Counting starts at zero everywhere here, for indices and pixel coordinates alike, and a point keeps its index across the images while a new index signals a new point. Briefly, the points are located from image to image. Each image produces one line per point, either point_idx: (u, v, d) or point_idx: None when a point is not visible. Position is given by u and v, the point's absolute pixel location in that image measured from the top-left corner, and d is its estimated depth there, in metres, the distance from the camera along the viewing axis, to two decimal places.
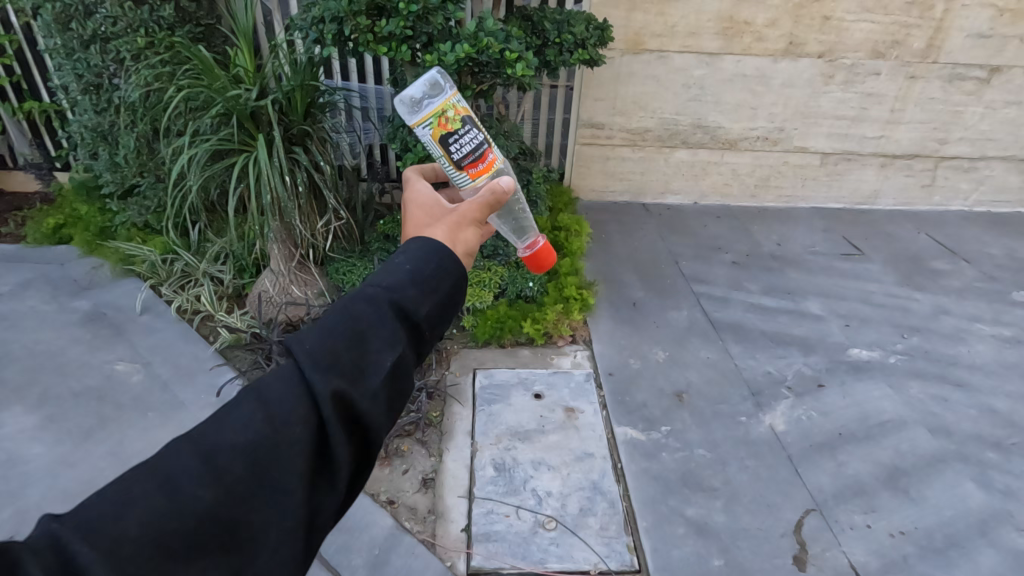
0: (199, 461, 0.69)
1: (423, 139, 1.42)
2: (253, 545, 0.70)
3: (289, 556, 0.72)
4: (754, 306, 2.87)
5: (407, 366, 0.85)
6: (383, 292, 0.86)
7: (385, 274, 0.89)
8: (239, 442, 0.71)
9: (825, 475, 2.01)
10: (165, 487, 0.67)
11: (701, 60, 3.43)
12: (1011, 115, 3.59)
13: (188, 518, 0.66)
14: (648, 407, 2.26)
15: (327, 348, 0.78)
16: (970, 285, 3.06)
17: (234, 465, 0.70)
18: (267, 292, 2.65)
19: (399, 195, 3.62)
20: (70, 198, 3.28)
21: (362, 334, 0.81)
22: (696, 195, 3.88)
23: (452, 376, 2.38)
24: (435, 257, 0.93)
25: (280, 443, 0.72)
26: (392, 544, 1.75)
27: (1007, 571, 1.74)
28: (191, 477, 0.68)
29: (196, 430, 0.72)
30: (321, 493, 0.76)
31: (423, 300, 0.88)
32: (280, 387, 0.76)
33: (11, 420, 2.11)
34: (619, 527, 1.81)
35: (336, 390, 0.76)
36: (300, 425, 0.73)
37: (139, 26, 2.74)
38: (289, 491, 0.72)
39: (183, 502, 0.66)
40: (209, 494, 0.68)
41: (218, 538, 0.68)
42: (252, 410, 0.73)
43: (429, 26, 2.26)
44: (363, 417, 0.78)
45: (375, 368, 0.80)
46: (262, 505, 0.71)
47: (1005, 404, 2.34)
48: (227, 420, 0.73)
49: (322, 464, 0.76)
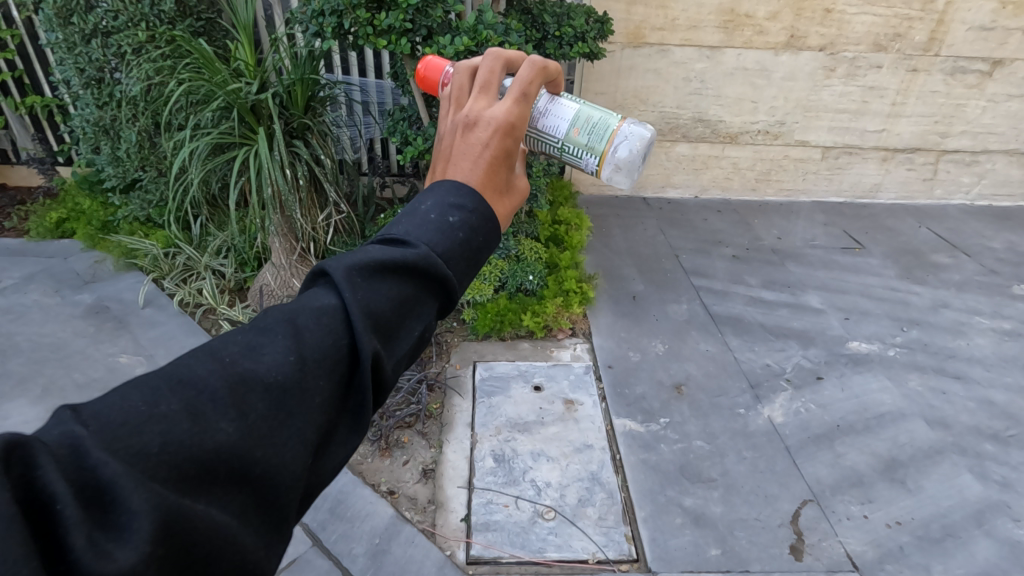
0: (226, 389, 0.63)
1: (583, 160, 1.37)
2: (264, 489, 0.63)
3: (290, 507, 0.66)
4: (754, 299, 2.88)
5: (427, 341, 0.84)
6: (440, 256, 0.82)
7: (440, 234, 0.83)
8: (272, 380, 0.65)
9: (822, 466, 2.02)
10: (191, 409, 0.60)
11: (701, 53, 3.43)
12: (1013, 108, 3.58)
13: (210, 445, 0.59)
14: (647, 399, 2.27)
15: (375, 305, 0.75)
16: (970, 279, 3.06)
17: (261, 403, 0.64)
18: (269, 285, 2.68)
19: (400, 189, 3.63)
20: (73, 193, 3.30)
21: (406, 298, 0.79)
22: (696, 189, 3.88)
23: (453, 368, 2.39)
24: (485, 228, 0.89)
25: (309, 390, 0.67)
26: (392, 534, 1.76)
27: (1003, 561, 1.76)
28: (217, 404, 0.61)
29: (226, 354, 0.66)
30: (331, 446, 0.72)
31: (463, 277, 0.86)
32: (319, 329, 0.70)
33: (15, 411, 2.13)
34: (618, 517, 1.82)
35: (376, 351, 0.72)
36: (331, 375, 0.69)
37: (140, 20, 2.76)
38: (308, 441, 0.67)
39: (207, 428, 0.60)
40: (232, 427, 0.61)
41: (231, 473, 0.60)
42: (288, 349, 0.68)
43: (429, 19, 2.27)
44: (383, 384, 0.77)
45: (406, 335, 0.79)
46: (282, 446, 0.64)
47: (1003, 396, 2.34)
48: (259, 353, 0.67)
49: (337, 421, 0.72)
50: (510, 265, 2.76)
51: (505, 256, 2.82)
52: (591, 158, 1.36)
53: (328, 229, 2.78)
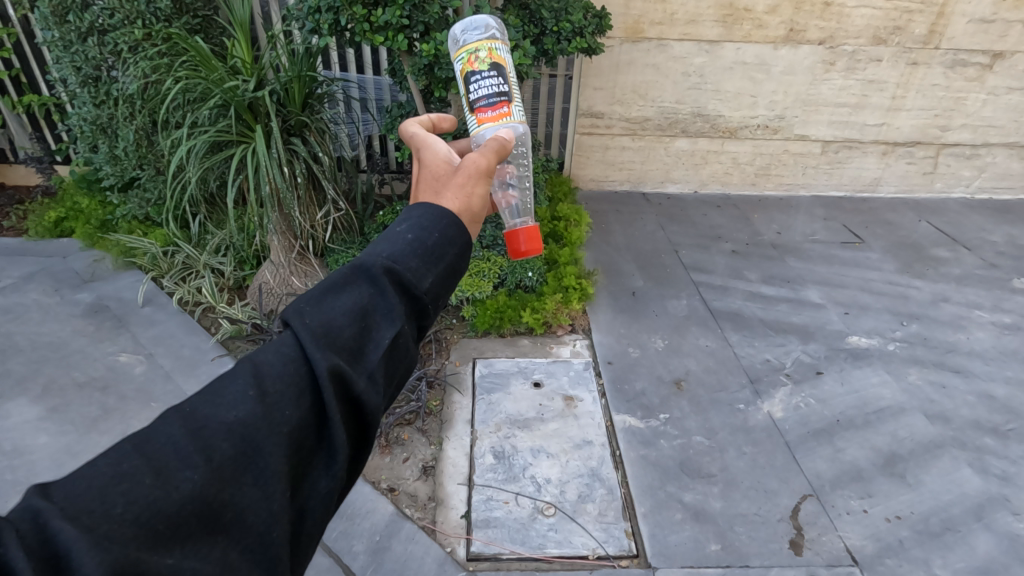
0: (187, 438, 0.64)
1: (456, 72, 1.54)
2: (241, 530, 0.64)
3: (276, 545, 0.66)
4: (754, 294, 2.87)
5: (405, 349, 0.82)
6: (390, 265, 0.82)
7: (387, 246, 0.85)
8: (232, 420, 0.67)
9: (822, 460, 2.03)
10: (153, 463, 0.62)
11: (701, 48, 3.41)
12: (1014, 101, 3.57)
13: (175, 497, 0.60)
14: (647, 395, 2.27)
15: (329, 325, 0.75)
16: (970, 273, 3.06)
17: (224, 444, 0.65)
18: (268, 283, 2.67)
19: (399, 186, 3.63)
20: (71, 191, 3.31)
21: (364, 311, 0.79)
22: (696, 184, 3.87)
23: (452, 366, 2.39)
24: (436, 228, 0.90)
25: (273, 423, 0.68)
26: (392, 531, 1.76)
27: (1002, 554, 1.76)
28: (180, 455, 0.63)
29: (188, 404, 0.68)
30: (313, 477, 0.72)
31: (424, 276, 0.85)
32: (277, 365, 0.72)
33: (14, 411, 2.13)
34: (618, 513, 1.83)
35: (335, 367, 0.72)
36: (296, 403, 0.70)
37: (135, 17, 2.74)
38: (280, 474, 0.67)
39: (170, 481, 0.61)
40: (196, 474, 0.62)
41: (202, 519, 0.61)
42: (246, 386, 0.69)
43: (426, 15, 2.24)
44: (362, 400, 0.75)
45: (375, 347, 0.78)
46: (252, 485, 0.65)
47: (1003, 390, 2.34)
48: (219, 396, 0.69)
49: (315, 449, 0.72)
50: (509, 262, 2.76)
51: (505, 253, 2.83)
52: (456, 63, 1.54)
53: (327, 226, 2.78)
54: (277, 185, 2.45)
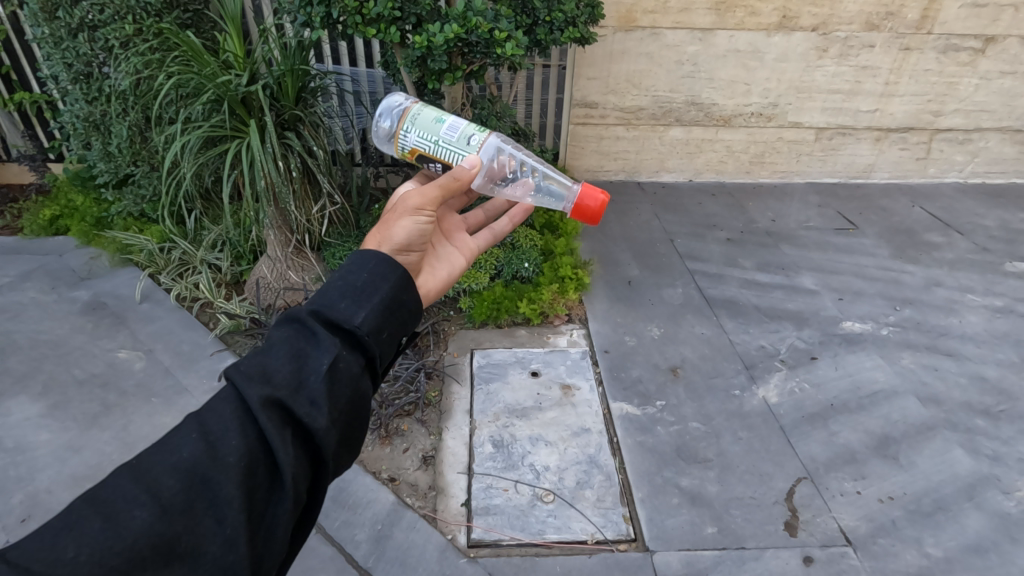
0: (134, 484, 0.74)
1: None
2: (196, 558, 0.72)
3: (236, 564, 0.74)
4: (749, 281, 2.89)
5: (351, 373, 0.91)
6: (316, 311, 0.94)
7: (318, 296, 0.97)
8: (178, 462, 0.76)
9: (815, 443, 2.06)
10: (104, 511, 0.71)
11: (693, 36, 3.41)
12: (1006, 85, 3.58)
13: (124, 536, 0.69)
14: (643, 382, 2.30)
15: (265, 367, 0.85)
16: (962, 257, 3.08)
17: (171, 481, 0.75)
18: (265, 277, 2.69)
19: (393, 179, 3.63)
20: (65, 189, 3.28)
21: (301, 351, 0.90)
22: (690, 172, 3.89)
23: (450, 357, 2.41)
24: (366, 268, 1.01)
25: (219, 456, 0.77)
26: (393, 520, 1.79)
27: (992, 533, 1.80)
28: (127, 501, 0.72)
29: (137, 457, 0.77)
30: (266, 501, 0.79)
31: (356, 312, 0.95)
32: (222, 410, 0.82)
33: (16, 408, 2.14)
34: (616, 498, 1.86)
35: (266, 397, 0.82)
36: (237, 437, 0.79)
37: (126, 13, 2.72)
38: (232, 498, 0.75)
39: (121, 522, 0.70)
40: (144, 512, 0.71)
41: (158, 551, 0.70)
42: (191, 432, 0.79)
43: (418, 7, 2.25)
44: (307, 423, 0.84)
45: (314, 377, 0.87)
46: (203, 515, 0.74)
47: (994, 371, 2.37)
48: (166, 443, 0.78)
49: (270, 474, 0.80)
50: (506, 253, 2.77)
51: (500, 245, 2.85)
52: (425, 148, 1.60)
53: (323, 219, 2.76)
54: (272, 180, 2.44)
